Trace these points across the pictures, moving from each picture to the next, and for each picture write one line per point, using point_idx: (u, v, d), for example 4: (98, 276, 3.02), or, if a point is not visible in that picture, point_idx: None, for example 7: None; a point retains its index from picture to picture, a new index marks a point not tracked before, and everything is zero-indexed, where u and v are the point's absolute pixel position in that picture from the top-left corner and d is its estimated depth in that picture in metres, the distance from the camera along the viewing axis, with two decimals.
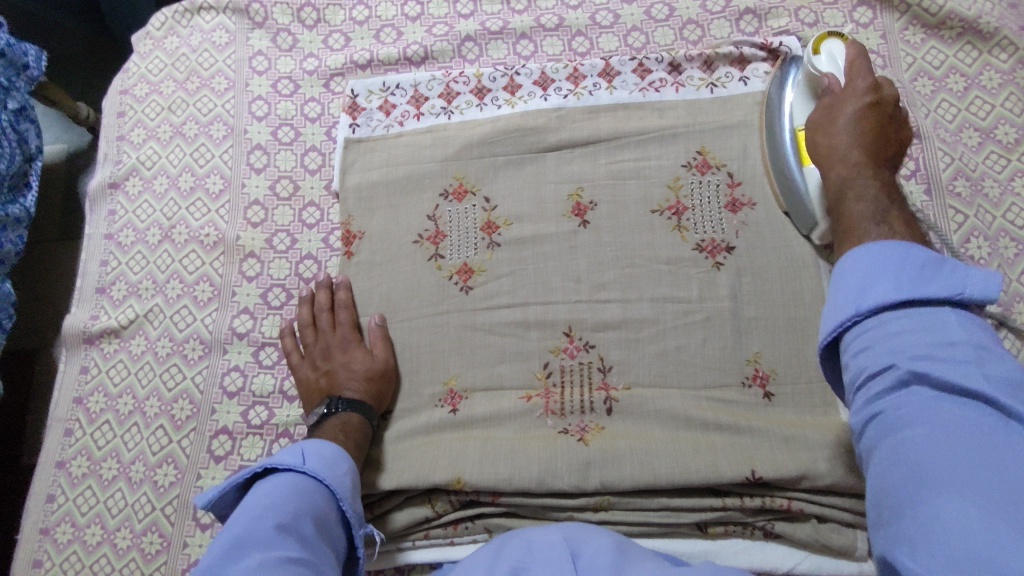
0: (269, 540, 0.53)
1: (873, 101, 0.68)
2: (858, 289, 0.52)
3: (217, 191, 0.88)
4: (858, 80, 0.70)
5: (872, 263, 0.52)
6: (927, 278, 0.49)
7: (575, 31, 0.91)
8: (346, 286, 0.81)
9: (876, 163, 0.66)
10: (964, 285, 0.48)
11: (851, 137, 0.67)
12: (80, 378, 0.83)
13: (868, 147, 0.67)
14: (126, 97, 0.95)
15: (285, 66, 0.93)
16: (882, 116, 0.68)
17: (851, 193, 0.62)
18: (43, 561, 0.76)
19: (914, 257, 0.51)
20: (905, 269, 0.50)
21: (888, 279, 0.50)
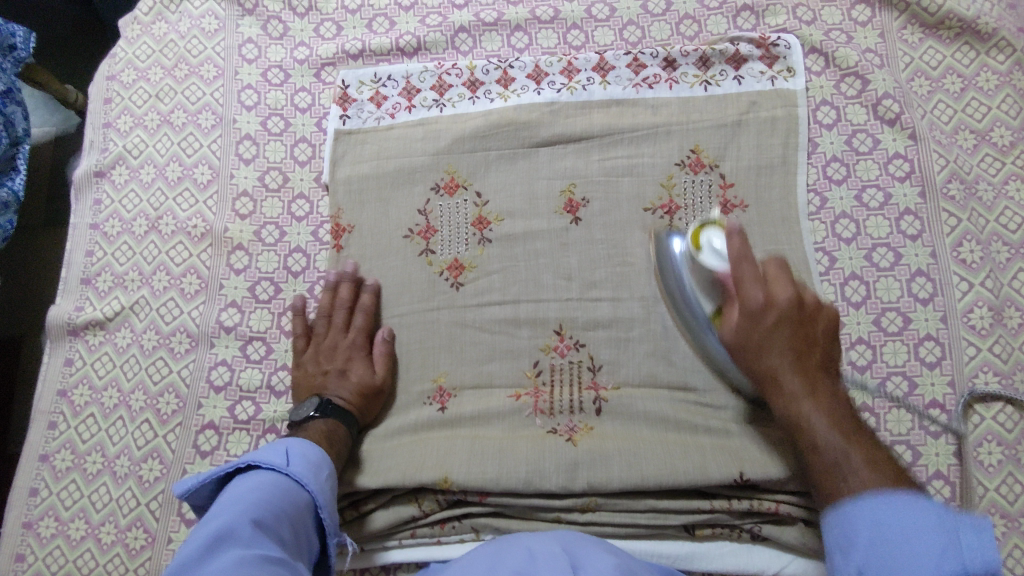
0: (249, 536, 0.52)
1: (776, 315, 0.60)
2: (867, 555, 0.45)
3: (205, 181, 0.87)
4: (751, 291, 0.61)
5: (877, 526, 0.46)
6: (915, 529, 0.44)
7: (570, 24, 0.89)
8: (372, 291, 0.78)
9: (818, 386, 0.58)
10: (963, 538, 0.42)
11: (777, 362, 0.59)
12: (64, 370, 0.82)
13: (800, 367, 0.59)
14: (112, 84, 0.93)
15: (275, 54, 0.92)
16: (792, 325, 0.59)
17: (810, 434, 0.56)
18: (26, 556, 0.76)
19: (916, 518, 0.44)
20: (906, 531, 0.44)
21: (895, 546, 0.44)
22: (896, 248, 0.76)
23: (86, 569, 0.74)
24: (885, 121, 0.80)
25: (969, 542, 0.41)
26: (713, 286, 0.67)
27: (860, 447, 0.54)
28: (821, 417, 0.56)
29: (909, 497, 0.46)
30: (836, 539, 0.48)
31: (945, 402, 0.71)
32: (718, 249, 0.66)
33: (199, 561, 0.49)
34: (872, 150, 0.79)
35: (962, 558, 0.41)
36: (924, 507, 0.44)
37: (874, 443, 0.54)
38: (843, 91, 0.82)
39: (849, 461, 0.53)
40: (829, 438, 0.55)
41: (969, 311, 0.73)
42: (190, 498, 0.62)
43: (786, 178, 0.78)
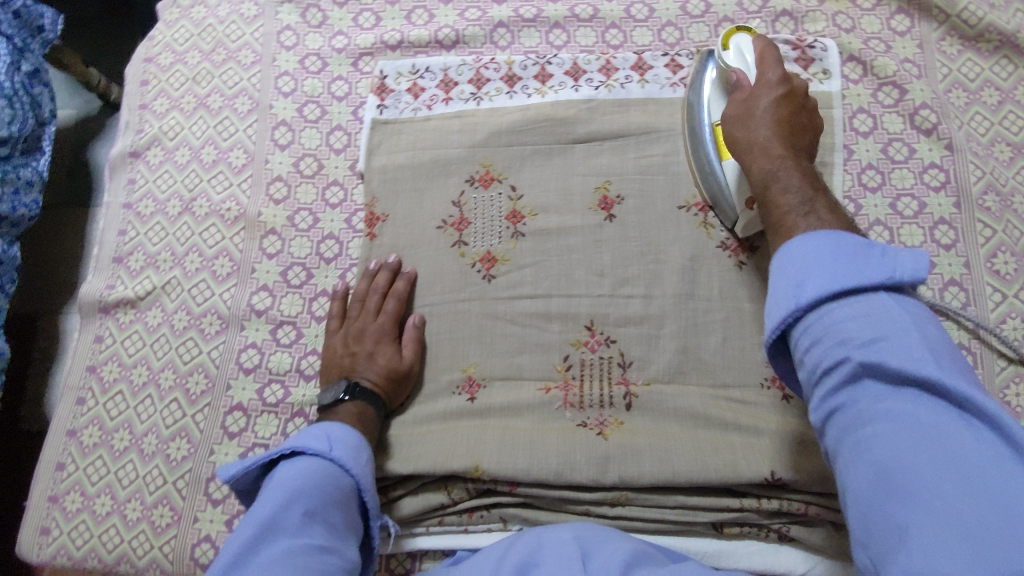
0: (298, 525, 0.55)
1: (784, 93, 0.65)
2: (805, 277, 0.48)
3: (240, 165, 0.87)
4: (770, 71, 0.67)
5: (816, 251, 0.49)
6: (859, 264, 0.47)
7: (609, 23, 0.90)
8: (408, 278, 0.79)
9: (797, 153, 0.62)
10: (895, 262, 0.47)
11: (768, 129, 0.63)
12: (94, 347, 0.83)
13: (786, 137, 0.62)
14: (150, 66, 0.93)
15: (313, 42, 0.92)
16: (798, 102, 0.65)
17: (779, 178, 0.59)
18: (51, 529, 0.76)
19: (855, 243, 0.48)
20: (842, 254, 0.48)
21: (829, 267, 0.47)
22: (930, 257, 0.76)
23: (111, 544, 0.75)
24: (922, 131, 0.80)
25: (900, 266, 0.46)
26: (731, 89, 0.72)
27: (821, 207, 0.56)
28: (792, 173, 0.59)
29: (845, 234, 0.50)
30: (774, 273, 0.51)
31: None
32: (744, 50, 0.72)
33: (251, 550, 0.51)
34: (908, 159, 0.80)
35: (892, 274, 0.46)
36: (866, 239, 0.49)
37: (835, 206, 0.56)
38: (880, 99, 0.82)
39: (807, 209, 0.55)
40: (792, 189, 0.58)
41: (1001, 321, 0.73)
42: (232, 483, 0.63)
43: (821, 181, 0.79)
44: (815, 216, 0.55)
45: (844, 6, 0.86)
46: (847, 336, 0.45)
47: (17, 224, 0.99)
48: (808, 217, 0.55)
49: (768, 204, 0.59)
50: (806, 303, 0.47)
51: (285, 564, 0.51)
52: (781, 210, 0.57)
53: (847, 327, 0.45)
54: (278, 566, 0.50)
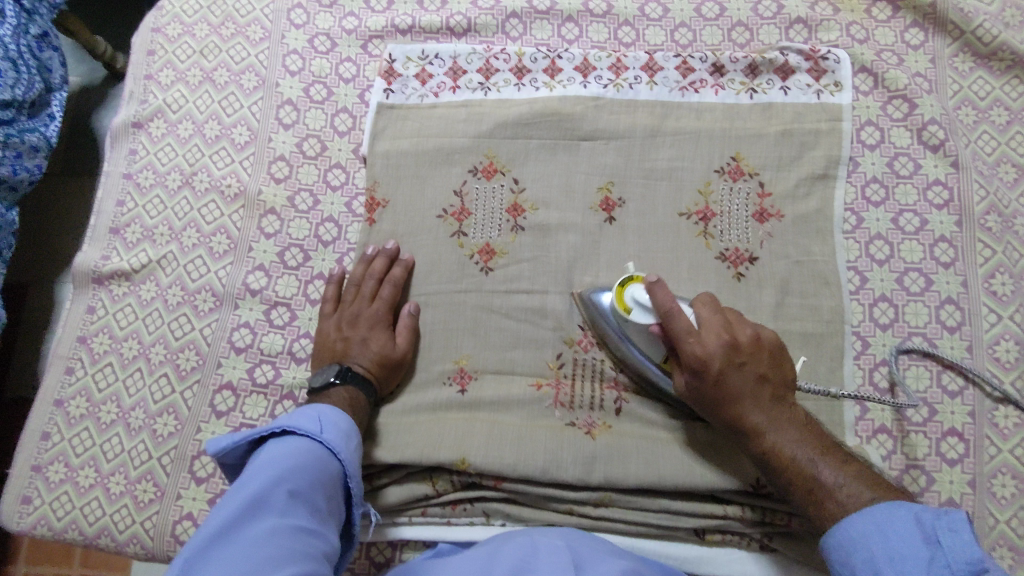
0: (283, 506, 0.54)
1: (722, 365, 0.62)
2: (870, 567, 0.51)
3: (243, 142, 0.86)
4: (693, 349, 0.63)
5: (870, 537, 0.52)
6: (910, 548, 0.49)
7: (622, 20, 0.89)
8: (406, 266, 0.78)
9: (775, 411, 0.62)
10: (942, 535, 0.48)
11: (747, 408, 0.62)
12: (86, 318, 0.82)
13: (760, 406, 0.62)
14: (157, 36, 0.92)
15: (323, 22, 0.91)
16: (735, 369, 0.62)
17: (795, 463, 0.60)
18: (33, 498, 0.76)
19: (906, 522, 0.50)
20: (897, 538, 0.50)
21: (891, 557, 0.50)
22: (928, 274, 0.76)
23: (92, 517, 0.75)
24: (929, 146, 0.80)
25: (952, 542, 0.48)
26: (655, 340, 0.68)
27: (830, 458, 0.60)
28: (791, 441, 0.61)
29: (890, 507, 0.52)
30: (839, 555, 0.54)
31: (964, 431, 0.71)
32: (647, 305, 0.66)
33: (235, 525, 0.51)
34: (913, 174, 0.79)
35: (948, 559, 0.47)
36: (908, 511, 0.51)
37: (839, 447, 0.61)
38: (889, 113, 0.82)
39: (824, 477, 0.59)
40: (797, 455, 0.60)
41: (994, 343, 0.73)
42: (219, 456, 0.64)
43: (824, 192, 0.79)
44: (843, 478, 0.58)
45: (860, 17, 0.86)
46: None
47: (16, 189, 0.98)
48: (843, 481, 0.58)
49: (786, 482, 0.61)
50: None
51: (267, 545, 0.50)
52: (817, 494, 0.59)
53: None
54: (261, 543, 0.50)
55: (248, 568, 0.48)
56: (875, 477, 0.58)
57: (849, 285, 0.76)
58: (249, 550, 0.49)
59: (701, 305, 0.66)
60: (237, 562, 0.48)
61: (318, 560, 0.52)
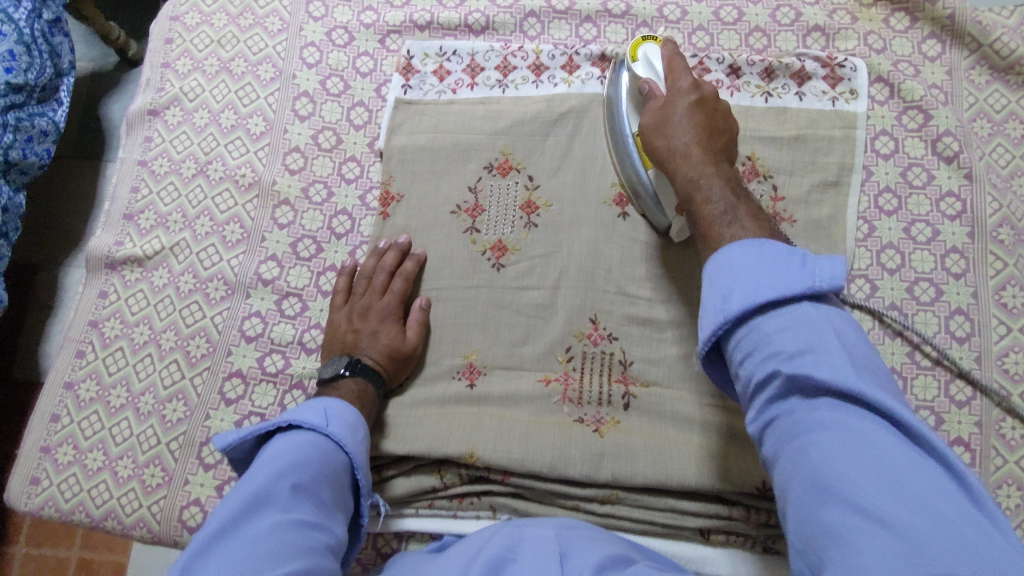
0: (286, 502, 0.55)
1: (697, 98, 0.66)
2: (742, 282, 0.50)
3: (259, 133, 0.87)
4: (681, 81, 0.68)
5: (744, 258, 0.51)
6: (781, 272, 0.49)
7: (641, 22, 0.89)
8: (418, 259, 0.78)
9: (716, 155, 0.63)
10: (821, 270, 0.48)
11: (690, 136, 0.64)
12: (98, 302, 0.82)
13: (704, 140, 0.64)
14: (175, 24, 0.92)
15: (341, 15, 0.91)
16: (706, 108, 0.66)
17: (704, 188, 0.61)
18: (41, 479, 0.76)
19: (784, 250, 0.50)
20: (769, 259, 0.50)
21: (760, 277, 0.49)
22: (939, 284, 0.76)
23: (100, 500, 0.75)
24: (943, 158, 0.80)
25: (821, 268, 0.49)
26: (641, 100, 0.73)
27: (743, 208, 0.58)
28: (712, 175, 0.61)
29: (767, 241, 0.52)
30: (707, 278, 0.54)
31: (971, 442, 0.71)
32: (654, 62, 0.72)
33: (237, 523, 0.52)
34: (926, 185, 0.80)
35: (815, 280, 0.48)
36: (798, 248, 0.50)
37: (755, 205, 0.60)
38: (904, 123, 0.82)
39: (725, 215, 0.58)
40: (714, 188, 0.60)
41: (1004, 355, 0.74)
42: (228, 451, 0.64)
43: (836, 199, 0.79)
44: (738, 223, 0.57)
45: (877, 26, 0.86)
46: (776, 345, 0.46)
47: (26, 171, 0.98)
48: (734, 224, 0.57)
49: (696, 209, 0.61)
50: (738, 309, 0.49)
51: (269, 540, 0.51)
52: (707, 218, 0.59)
53: (774, 334, 0.47)
54: (261, 538, 0.51)
55: (249, 563, 0.48)
56: (773, 231, 0.57)
57: (859, 293, 0.77)
58: (251, 546, 0.50)
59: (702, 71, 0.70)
60: (239, 559, 0.49)
61: (321, 553, 0.52)
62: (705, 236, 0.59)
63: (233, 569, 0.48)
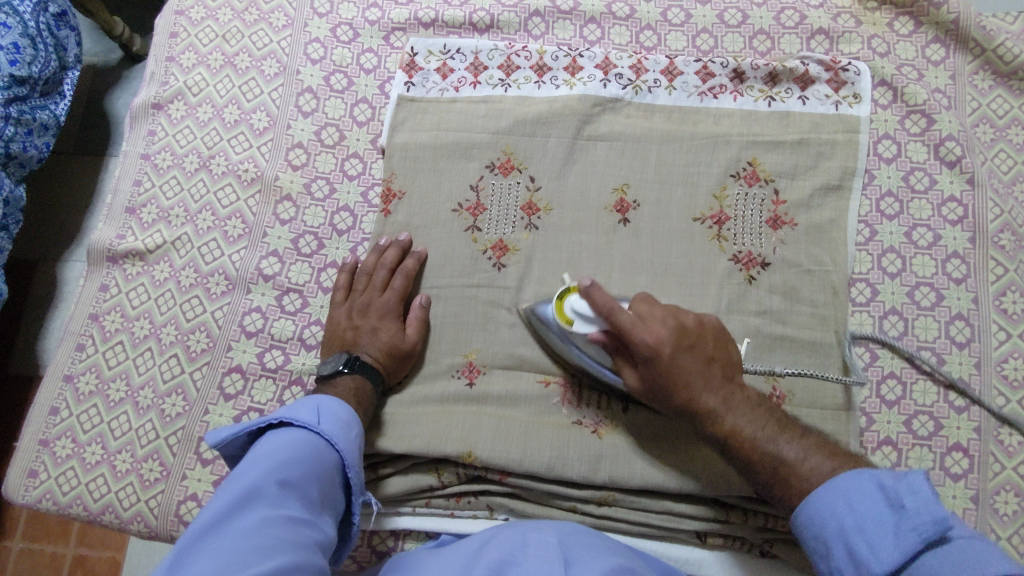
0: (275, 497, 0.54)
1: (672, 353, 0.63)
2: (842, 541, 0.51)
3: (262, 128, 0.87)
4: (641, 340, 0.63)
5: (837, 511, 0.52)
6: (871, 516, 0.50)
7: (644, 24, 0.89)
8: (418, 257, 0.78)
9: (729, 393, 0.62)
10: (905, 497, 0.49)
11: (699, 393, 0.62)
12: (98, 295, 0.83)
13: (711, 391, 0.62)
14: (180, 19, 0.92)
15: (346, 12, 0.91)
16: (686, 353, 0.63)
17: (748, 442, 0.60)
18: (39, 472, 0.76)
19: (871, 490, 0.51)
20: (857, 502, 0.51)
21: (857, 526, 0.50)
22: (939, 289, 0.76)
23: (98, 494, 0.75)
24: (945, 162, 0.80)
25: (907, 500, 0.49)
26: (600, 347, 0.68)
27: (790, 436, 0.59)
28: (747, 419, 0.60)
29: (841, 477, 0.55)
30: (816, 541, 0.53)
31: (969, 447, 0.71)
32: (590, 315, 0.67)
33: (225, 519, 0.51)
34: (928, 189, 0.80)
35: (914, 521, 0.48)
36: (872, 476, 0.52)
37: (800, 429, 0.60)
38: (907, 127, 0.82)
39: (785, 453, 0.58)
40: (760, 439, 0.59)
41: (1004, 361, 0.74)
42: (219, 448, 0.64)
43: (838, 203, 0.79)
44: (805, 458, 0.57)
45: (881, 30, 0.86)
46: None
47: (25, 165, 0.98)
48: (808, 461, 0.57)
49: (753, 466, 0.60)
50: (859, 574, 0.49)
51: (258, 535, 0.50)
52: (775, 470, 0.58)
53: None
54: (249, 534, 0.50)
55: (237, 557, 0.48)
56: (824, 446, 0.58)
57: (859, 297, 0.77)
58: (239, 540, 0.49)
59: (643, 300, 0.66)
60: (227, 552, 0.48)
61: (310, 549, 0.52)
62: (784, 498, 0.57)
63: (221, 561, 0.47)
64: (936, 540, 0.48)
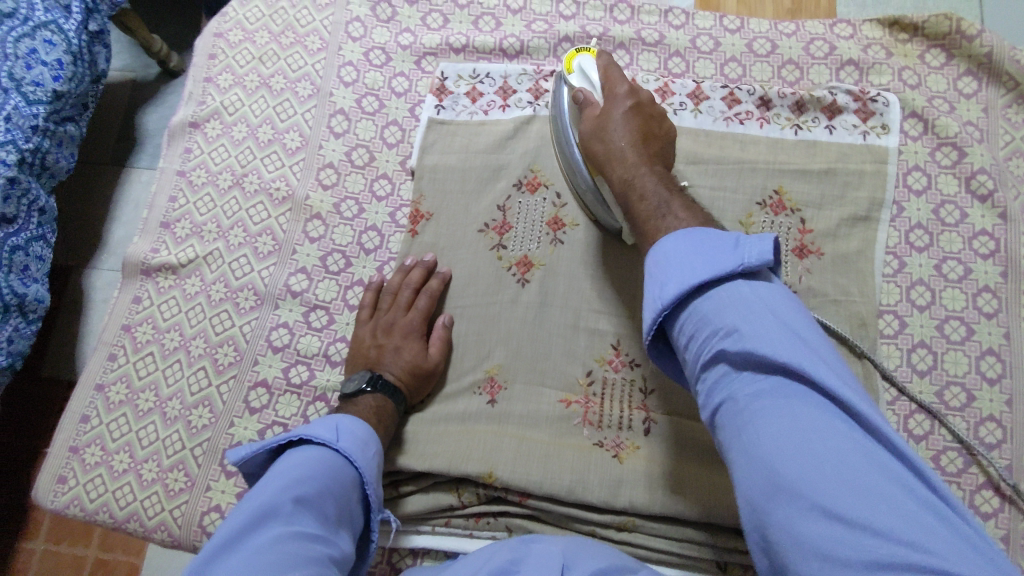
0: (289, 514, 0.55)
1: (633, 103, 0.67)
2: (674, 272, 0.51)
3: (294, 148, 0.89)
4: (618, 86, 0.69)
5: (681, 247, 0.52)
6: (713, 255, 0.50)
7: (673, 51, 0.90)
8: (443, 277, 0.79)
9: (653, 157, 0.65)
10: (750, 247, 0.49)
11: (623, 138, 0.65)
12: (131, 307, 0.85)
13: (638, 144, 0.65)
14: (219, 41, 0.95)
15: (379, 36, 0.94)
16: (645, 114, 0.67)
17: (638, 189, 0.62)
18: (68, 478, 0.78)
19: (722, 239, 0.50)
20: (703, 247, 0.51)
21: (687, 260, 0.51)
22: (969, 323, 0.75)
23: (124, 502, 0.76)
24: (976, 196, 0.79)
25: (751, 247, 0.49)
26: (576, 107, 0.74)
27: (678, 201, 0.60)
28: (649, 173, 0.63)
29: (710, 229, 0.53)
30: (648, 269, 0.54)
31: (1000, 485, 0.70)
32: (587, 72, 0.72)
33: (240, 537, 0.53)
34: (959, 223, 0.79)
35: (744, 262, 0.48)
36: (727, 231, 0.51)
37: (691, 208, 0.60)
38: (938, 159, 0.81)
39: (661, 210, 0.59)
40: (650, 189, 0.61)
41: None
42: (240, 465, 0.65)
43: (865, 234, 0.78)
44: (672, 218, 0.58)
45: (912, 62, 0.86)
46: (707, 319, 0.48)
47: (55, 177, 1.02)
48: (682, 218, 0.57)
49: (631, 209, 0.62)
50: (675, 291, 0.50)
51: (271, 551, 0.51)
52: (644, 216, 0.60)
53: (707, 314, 0.48)
54: (262, 551, 0.51)
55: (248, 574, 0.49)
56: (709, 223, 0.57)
57: (887, 329, 0.76)
58: (253, 555, 0.51)
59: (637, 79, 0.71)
60: (240, 567, 0.50)
61: (322, 565, 0.53)
62: (643, 231, 0.60)
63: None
64: (757, 283, 0.49)
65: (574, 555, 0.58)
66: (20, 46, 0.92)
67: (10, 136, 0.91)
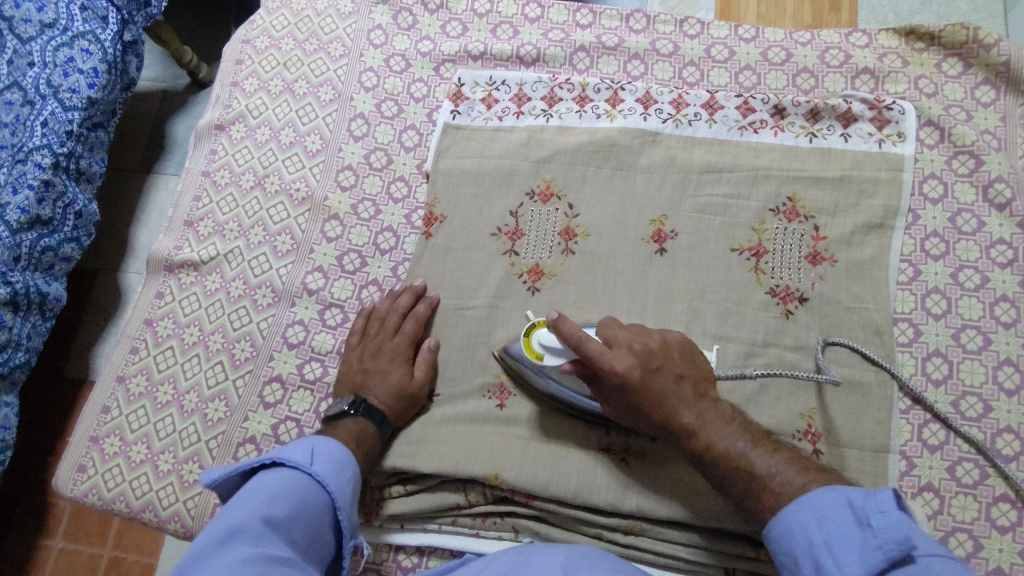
0: (260, 533, 0.54)
1: (647, 372, 0.62)
2: (813, 560, 0.51)
3: (315, 150, 0.91)
4: (617, 366, 0.62)
5: (809, 528, 0.52)
6: (843, 532, 0.50)
7: (688, 61, 0.91)
8: (430, 303, 0.79)
9: (707, 407, 0.62)
10: (873, 516, 0.49)
11: (678, 413, 0.61)
12: (154, 302, 0.87)
13: (690, 407, 0.62)
14: (246, 47, 0.99)
15: (400, 44, 0.96)
16: (657, 375, 0.62)
17: (725, 458, 0.60)
18: (87, 467, 0.80)
19: (842, 509, 0.51)
20: (829, 520, 0.51)
21: (824, 539, 0.51)
22: (986, 333, 0.74)
23: (139, 491, 0.78)
24: (994, 205, 0.79)
25: (872, 515, 0.49)
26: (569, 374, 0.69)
27: (761, 445, 0.59)
28: (723, 432, 0.60)
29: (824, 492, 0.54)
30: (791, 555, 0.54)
31: (1018, 499, 0.68)
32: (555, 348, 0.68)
33: (208, 556, 0.51)
34: (975, 231, 0.78)
35: (878, 539, 0.48)
36: (839, 497, 0.52)
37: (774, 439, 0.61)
38: (954, 168, 0.81)
39: (759, 467, 0.58)
40: (738, 450, 0.59)
41: None
42: (215, 486, 0.64)
43: (879, 241, 0.78)
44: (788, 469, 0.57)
45: (929, 71, 0.86)
46: None
47: (92, 181, 1.05)
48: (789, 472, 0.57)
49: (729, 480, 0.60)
50: None
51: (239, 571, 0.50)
52: (748, 481, 0.58)
53: None
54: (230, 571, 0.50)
55: None
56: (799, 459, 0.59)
57: (901, 337, 0.75)
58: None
59: (609, 327, 0.66)
60: None
61: None
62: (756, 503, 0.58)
63: None
64: (902, 557, 0.47)
65: (573, 552, 0.58)
66: (58, 55, 0.96)
67: (45, 141, 0.95)
